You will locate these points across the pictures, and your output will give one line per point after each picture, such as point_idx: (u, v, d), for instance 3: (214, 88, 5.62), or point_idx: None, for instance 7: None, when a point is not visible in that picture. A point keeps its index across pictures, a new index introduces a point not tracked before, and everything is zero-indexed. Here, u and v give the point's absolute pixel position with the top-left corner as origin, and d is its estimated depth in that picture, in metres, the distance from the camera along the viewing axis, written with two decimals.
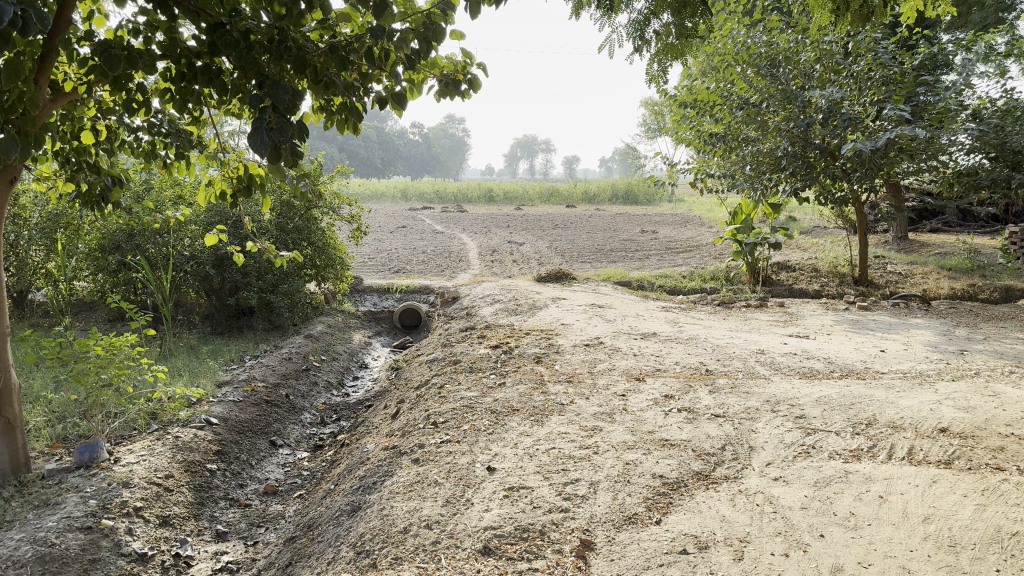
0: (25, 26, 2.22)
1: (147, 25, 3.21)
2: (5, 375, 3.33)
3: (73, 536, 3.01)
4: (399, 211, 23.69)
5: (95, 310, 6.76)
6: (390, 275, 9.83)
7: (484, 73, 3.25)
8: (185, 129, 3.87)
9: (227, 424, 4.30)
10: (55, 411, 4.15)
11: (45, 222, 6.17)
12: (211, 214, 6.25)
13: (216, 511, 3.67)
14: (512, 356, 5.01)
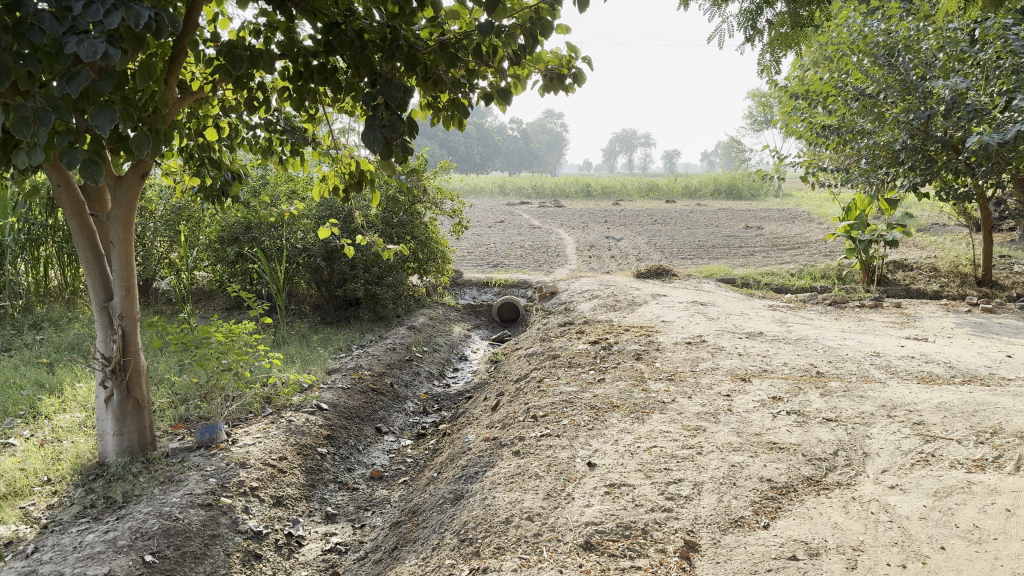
0: (158, 28, 2.48)
1: (268, 26, 3.36)
2: (135, 358, 3.57)
3: (195, 511, 3.18)
4: (497, 206, 23.94)
5: (214, 299, 7.13)
6: (489, 269, 9.96)
7: (589, 66, 3.25)
8: (300, 127, 4.03)
9: (336, 410, 4.45)
10: (178, 393, 4.41)
11: (170, 214, 6.55)
12: (322, 208, 6.47)
13: (326, 493, 3.81)
14: (613, 352, 4.98)
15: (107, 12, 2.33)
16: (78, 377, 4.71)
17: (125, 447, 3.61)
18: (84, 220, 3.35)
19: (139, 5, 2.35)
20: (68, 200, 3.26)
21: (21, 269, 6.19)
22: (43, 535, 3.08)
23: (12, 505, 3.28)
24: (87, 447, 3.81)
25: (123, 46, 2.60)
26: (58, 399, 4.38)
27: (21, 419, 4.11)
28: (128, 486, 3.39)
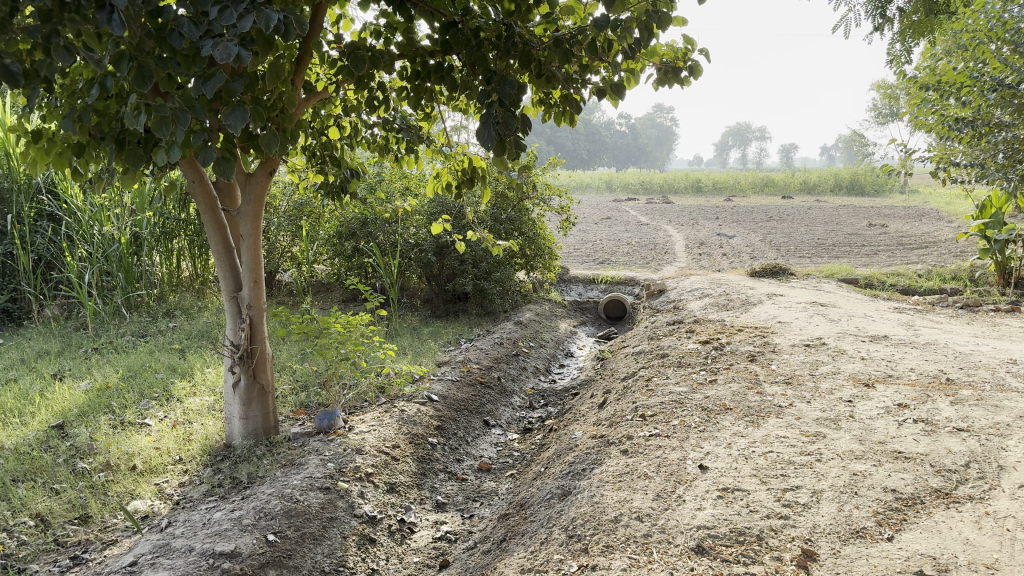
0: (287, 31, 2.64)
1: (388, 27, 3.46)
2: (261, 346, 3.75)
3: (314, 494, 3.31)
4: (603, 202, 23.79)
5: (330, 292, 7.41)
6: (597, 266, 9.92)
7: (707, 58, 3.17)
8: (416, 125, 4.13)
9: (446, 401, 4.55)
10: (298, 380, 4.61)
11: (292, 210, 6.84)
12: (435, 205, 6.61)
13: (437, 482, 3.89)
14: (725, 353, 4.87)
15: (241, 18, 2.50)
16: (207, 363, 5.00)
17: (250, 430, 3.80)
18: (217, 215, 3.54)
19: (269, 8, 2.49)
20: (202, 195, 3.46)
21: (156, 261, 6.62)
22: (176, 510, 3.29)
23: (149, 481, 3.52)
24: (216, 429, 4.04)
25: (254, 48, 2.78)
26: (190, 383, 4.66)
27: (156, 401, 4.40)
28: (253, 468, 3.57)
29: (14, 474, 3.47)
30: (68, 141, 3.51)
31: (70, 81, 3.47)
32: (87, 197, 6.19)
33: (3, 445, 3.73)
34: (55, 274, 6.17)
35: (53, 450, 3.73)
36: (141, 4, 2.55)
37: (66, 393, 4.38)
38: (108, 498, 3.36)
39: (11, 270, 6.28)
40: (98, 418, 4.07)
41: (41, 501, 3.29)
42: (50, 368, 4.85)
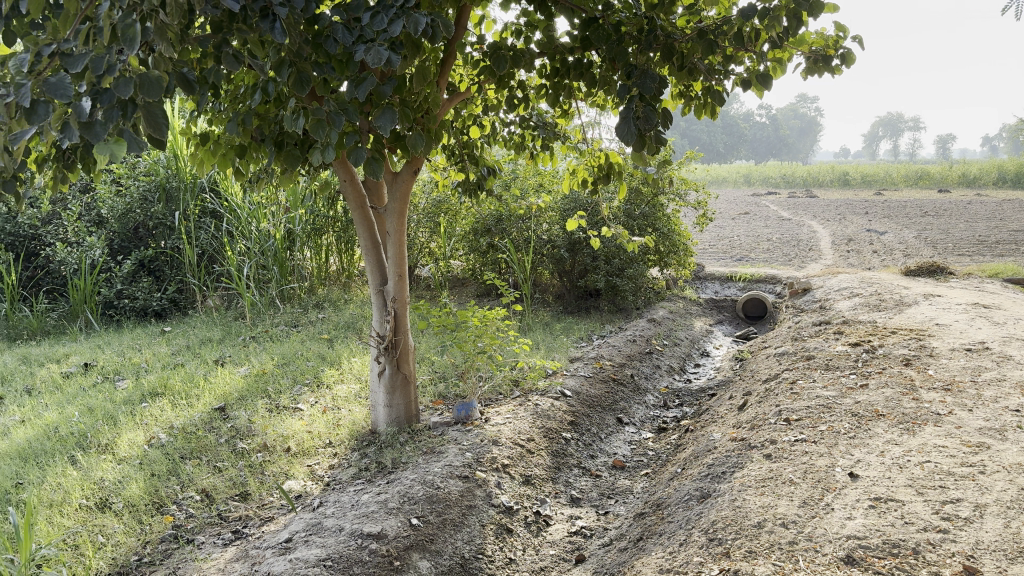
0: (434, 33, 2.73)
1: (529, 26, 3.50)
2: (404, 337, 3.89)
3: (454, 482, 3.41)
4: (740, 197, 23.13)
5: (466, 286, 7.60)
6: (735, 263, 9.67)
7: (862, 46, 3.01)
8: (553, 122, 4.16)
9: (579, 397, 4.57)
10: (436, 371, 4.77)
11: (430, 206, 7.06)
12: (569, 202, 6.64)
13: (571, 477, 3.92)
14: (876, 356, 4.63)
15: (391, 23, 2.62)
16: (353, 352, 5.24)
17: (394, 417, 3.96)
18: (365, 213, 3.71)
19: (418, 13, 2.59)
20: (352, 194, 3.64)
21: (306, 255, 7.00)
22: (326, 491, 3.48)
23: (301, 463, 3.75)
24: (362, 416, 4.24)
25: (403, 52, 2.89)
26: (338, 371, 4.91)
27: (308, 387, 4.66)
28: (396, 454, 3.72)
29: (183, 452, 3.77)
30: (231, 143, 3.74)
31: (234, 87, 3.72)
32: (245, 195, 6.64)
33: (174, 424, 4.07)
34: (217, 267, 6.65)
35: (216, 430, 4.03)
36: (300, 13, 2.72)
37: (228, 378, 4.72)
38: (265, 477, 3.60)
39: (178, 263, 6.82)
40: (256, 402, 4.35)
41: (206, 478, 3.55)
42: (214, 354, 5.24)
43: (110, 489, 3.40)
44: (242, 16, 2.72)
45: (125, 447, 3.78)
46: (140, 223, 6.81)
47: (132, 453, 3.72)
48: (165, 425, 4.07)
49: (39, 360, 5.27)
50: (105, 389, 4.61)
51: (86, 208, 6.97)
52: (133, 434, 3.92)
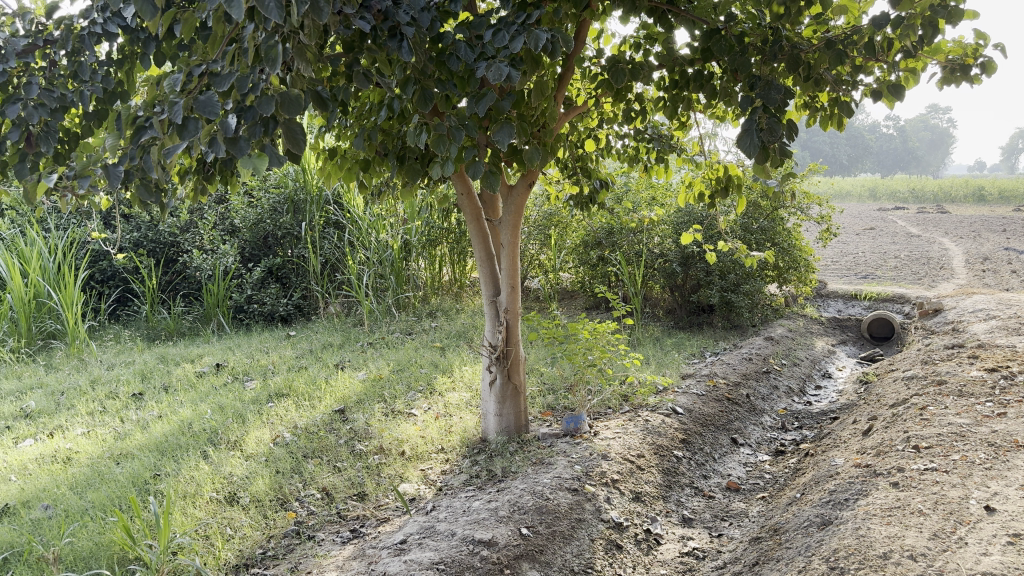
0: (554, 49, 2.77)
1: (648, 40, 3.49)
2: (516, 348, 3.93)
3: (564, 494, 3.42)
4: (864, 212, 22.17)
5: (576, 299, 7.62)
6: (859, 281, 9.29)
7: (1006, 54, 2.83)
8: (669, 134, 4.11)
9: (691, 415, 4.51)
10: (546, 383, 4.81)
11: (542, 219, 7.17)
12: (682, 215, 6.57)
13: (683, 497, 3.85)
14: (1016, 382, 4.34)
15: (512, 39, 2.68)
16: (465, 361, 5.35)
17: (503, 427, 4.01)
18: (481, 225, 3.79)
19: (540, 29, 2.64)
20: (468, 206, 3.72)
21: (421, 265, 7.20)
22: (439, 495, 3.56)
23: (415, 467, 3.86)
24: (473, 424, 4.31)
25: (523, 68, 2.95)
26: (450, 378, 5.02)
27: (422, 393, 4.79)
28: (506, 463, 3.77)
29: (306, 451, 3.95)
30: (356, 157, 3.90)
31: (360, 104, 3.89)
32: (365, 207, 6.90)
33: (298, 423, 4.27)
34: (338, 276, 6.94)
35: (336, 431, 4.19)
36: (426, 32, 2.82)
37: (347, 381, 4.91)
38: (381, 479, 3.72)
39: (303, 271, 7.16)
40: (372, 406, 4.51)
41: (326, 477, 3.70)
42: (334, 358, 5.46)
43: (238, 483, 3.59)
44: (372, 36, 2.85)
45: (252, 444, 3.99)
46: (268, 233, 7.19)
47: (259, 450, 3.93)
48: (289, 424, 4.27)
49: (176, 360, 5.64)
50: (234, 388, 4.89)
51: (220, 218, 7.42)
52: (260, 433, 4.14)
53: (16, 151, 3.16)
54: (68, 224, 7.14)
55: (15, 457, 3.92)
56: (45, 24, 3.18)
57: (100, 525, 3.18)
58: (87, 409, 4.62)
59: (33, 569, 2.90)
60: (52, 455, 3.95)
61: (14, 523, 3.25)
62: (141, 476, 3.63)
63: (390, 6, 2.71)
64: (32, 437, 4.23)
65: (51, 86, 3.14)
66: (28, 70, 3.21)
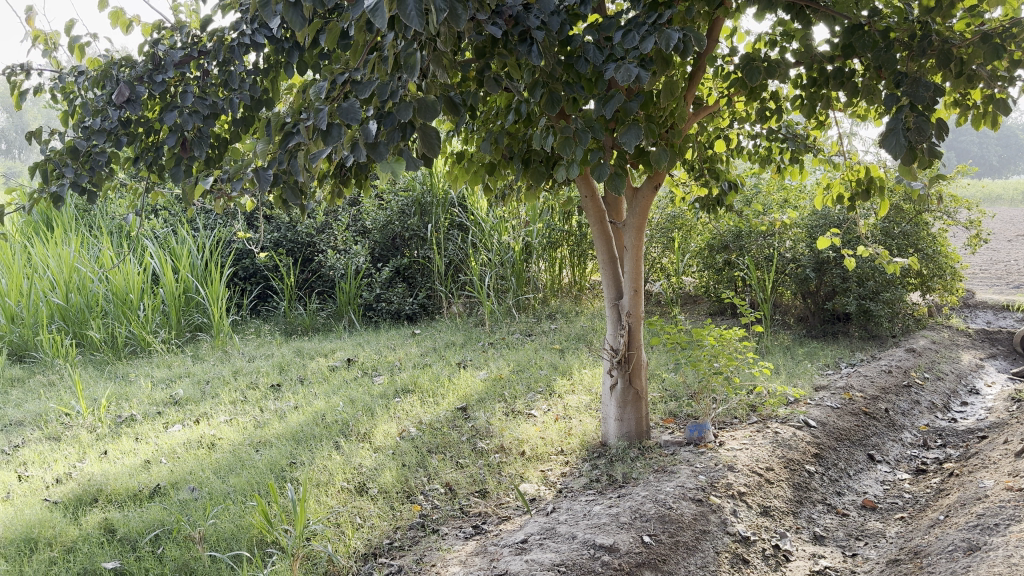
0: (685, 48, 2.70)
1: (784, 37, 3.36)
2: (638, 353, 3.88)
3: (687, 504, 3.34)
4: (1016, 216, 20.61)
5: (699, 304, 7.47)
6: (1012, 290, 8.65)
7: None
8: (804, 134, 3.94)
9: (824, 428, 4.33)
10: (667, 389, 4.74)
11: (665, 222, 7.10)
12: (816, 218, 6.32)
13: (814, 513, 3.69)
14: None
15: (643, 40, 2.64)
16: (584, 363, 5.33)
17: (624, 432, 3.97)
18: (604, 227, 3.76)
19: (671, 28, 2.58)
20: (592, 209, 3.70)
21: (541, 267, 7.25)
22: (559, 497, 3.56)
23: (535, 467, 3.88)
24: (593, 427, 4.30)
25: (653, 68, 2.89)
26: (570, 381, 5.01)
27: (541, 394, 4.81)
28: (627, 469, 3.72)
29: (430, 446, 4.04)
30: (482, 161, 3.94)
31: (487, 108, 3.93)
32: (489, 209, 7.02)
33: (423, 419, 4.39)
34: (461, 277, 7.09)
35: (459, 428, 4.27)
36: (556, 36, 2.82)
37: (470, 380, 5.00)
38: (502, 478, 3.76)
39: (428, 271, 7.35)
40: (494, 405, 4.57)
41: (449, 473, 3.78)
42: (457, 357, 5.57)
43: (367, 474, 3.72)
44: (503, 40, 2.88)
45: (380, 437, 4.13)
46: (396, 234, 7.43)
47: (386, 443, 4.06)
48: (415, 419, 4.40)
49: (310, 353, 5.91)
50: (364, 382, 5.07)
51: (351, 219, 7.72)
52: (387, 426, 4.28)
53: (172, 155, 3.39)
54: (213, 225, 7.62)
55: (166, 440, 4.21)
56: (199, 36, 3.39)
57: (240, 508, 3.36)
58: (230, 398, 4.91)
59: (181, 547, 3.10)
60: (198, 440, 4.22)
61: (165, 502, 3.49)
62: (278, 464, 3.82)
63: (521, 11, 2.73)
64: (181, 423, 4.54)
65: (203, 95, 3.34)
66: (183, 80, 3.43)
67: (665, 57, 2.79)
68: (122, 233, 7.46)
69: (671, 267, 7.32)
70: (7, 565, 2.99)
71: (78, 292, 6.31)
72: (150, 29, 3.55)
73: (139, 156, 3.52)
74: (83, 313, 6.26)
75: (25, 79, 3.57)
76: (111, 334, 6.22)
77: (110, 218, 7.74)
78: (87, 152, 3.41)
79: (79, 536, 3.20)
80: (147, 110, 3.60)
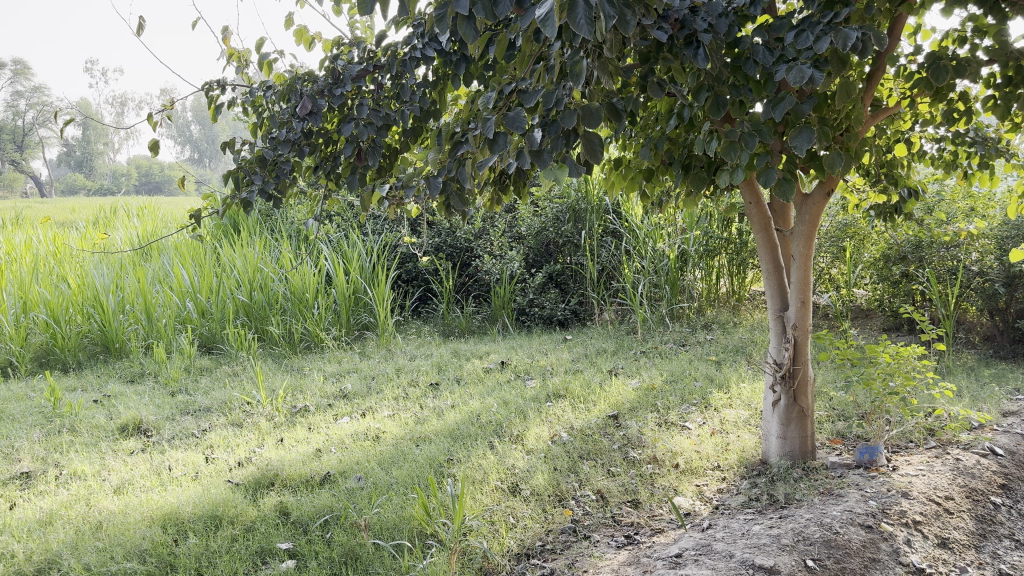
0: (864, 48, 2.55)
1: (975, 33, 3.11)
2: (804, 369, 3.71)
3: (856, 530, 3.15)
4: None
5: (870, 319, 7.07)
6: None
7: None
8: (996, 136, 3.64)
9: (1014, 458, 3.98)
10: (834, 408, 4.53)
11: (835, 230, 6.80)
12: (1007, 228, 5.83)
13: (1000, 548, 3.35)
14: None
15: (818, 40, 2.52)
16: (743, 377, 5.16)
17: (787, 450, 3.81)
18: (770, 235, 3.63)
19: (849, 27, 2.44)
20: (757, 216, 3.58)
21: (697, 275, 7.13)
22: (715, 514, 3.47)
23: (690, 481, 3.80)
24: (752, 444, 4.16)
25: (827, 69, 2.76)
26: (727, 394, 4.87)
27: (696, 407, 4.71)
28: (790, 489, 3.57)
29: (581, 452, 4.05)
30: (640, 167, 3.88)
31: (648, 114, 3.90)
32: (644, 216, 6.99)
33: (574, 424, 4.41)
34: (614, 284, 7.09)
35: (610, 436, 4.25)
36: (724, 39, 2.74)
37: (622, 388, 4.96)
38: (656, 489, 3.70)
39: (581, 278, 7.38)
40: (647, 415, 4.51)
41: (601, 480, 3.77)
42: (608, 364, 5.56)
43: (520, 475, 3.78)
44: (668, 45, 2.83)
45: (533, 440, 4.19)
46: (550, 240, 7.50)
47: (539, 446, 4.11)
48: (566, 424, 4.42)
49: (466, 355, 6.09)
50: (517, 385, 5.16)
51: (507, 225, 7.88)
52: (539, 429, 4.33)
53: (348, 164, 3.59)
54: (380, 230, 8.03)
55: (335, 432, 4.46)
56: (374, 50, 3.57)
57: (402, 500, 3.51)
58: (392, 394, 5.14)
59: (348, 533, 3.27)
60: (364, 432, 4.45)
61: (334, 489, 3.71)
62: (437, 459, 3.96)
63: (688, 14, 2.67)
64: (349, 415, 4.80)
65: (376, 106, 3.52)
66: (358, 92, 3.62)
67: (841, 57, 2.65)
68: (298, 237, 7.99)
69: (840, 278, 6.99)
70: (196, 538, 3.26)
71: (260, 290, 6.83)
72: (330, 45, 3.78)
73: (318, 165, 3.76)
74: (264, 309, 6.75)
75: (221, 95, 3.89)
76: (287, 330, 6.68)
77: (289, 223, 8.33)
78: (273, 160, 3.68)
79: (257, 517, 3.44)
80: (325, 121, 3.82)
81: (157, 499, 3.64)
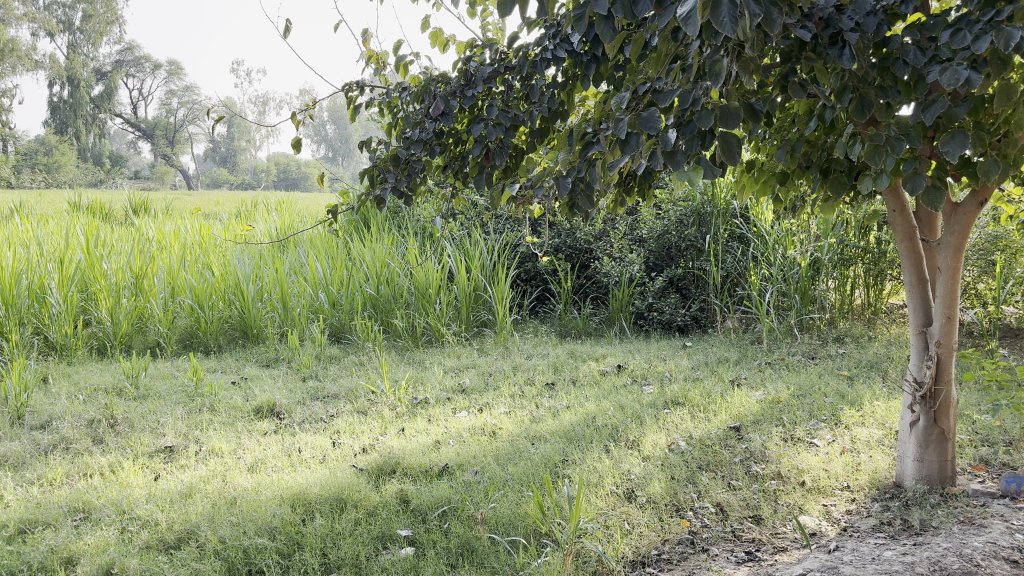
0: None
1: None
2: (947, 389, 3.50)
3: (999, 563, 2.93)
4: None
5: (1021, 338, 6.59)
6: None
7: None
8: None
9: None
10: (978, 432, 4.26)
11: (984, 243, 6.42)
12: None
13: None
14: None
15: (977, 40, 2.35)
16: (878, 394, 4.92)
17: (924, 474, 3.61)
18: (914, 246, 3.43)
19: (1013, 24, 2.26)
20: (901, 226, 3.39)
21: (829, 285, 6.87)
22: (843, 535, 3.32)
23: (816, 500, 3.64)
24: (886, 465, 3.96)
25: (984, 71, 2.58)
26: (859, 412, 4.65)
27: (825, 423, 4.52)
28: (926, 515, 3.37)
29: (700, 463, 3.97)
30: (773, 171, 3.75)
31: (784, 116, 3.76)
32: (775, 222, 6.82)
33: (694, 434, 4.32)
34: (739, 291, 6.92)
35: (732, 449, 4.14)
36: (871, 39, 2.61)
37: (745, 399, 4.83)
38: (779, 506, 3.57)
39: (703, 283, 7.23)
40: (771, 428, 4.37)
41: (720, 492, 3.67)
42: (730, 374, 5.42)
43: (635, 482, 3.74)
44: (811, 45, 2.72)
45: (649, 446, 4.14)
46: (672, 244, 7.39)
47: (656, 453, 4.05)
48: (685, 433, 4.35)
49: (584, 356, 6.09)
50: (633, 391, 5.10)
51: (629, 228, 7.83)
52: (656, 436, 4.27)
53: (477, 164, 3.65)
54: (502, 229, 8.15)
55: (455, 425, 4.56)
56: (505, 52, 3.60)
57: (518, 497, 3.54)
58: (510, 391, 5.20)
59: (465, 525, 3.33)
60: (481, 427, 4.52)
61: (452, 481, 3.78)
62: (552, 459, 3.98)
63: (833, 13, 2.55)
64: (467, 409, 4.89)
65: (506, 108, 3.55)
66: (489, 93, 3.67)
67: (1001, 57, 2.46)
68: (424, 234, 8.22)
69: (988, 294, 6.60)
70: (323, 519, 3.40)
71: (387, 284, 7.06)
72: (463, 47, 3.85)
73: (447, 164, 3.83)
74: (390, 303, 6.99)
75: (358, 95, 4.03)
76: (411, 324, 6.88)
77: (415, 220, 8.59)
78: (406, 159, 3.79)
79: (379, 502, 3.56)
80: (457, 122, 3.90)
81: (288, 479, 3.82)
